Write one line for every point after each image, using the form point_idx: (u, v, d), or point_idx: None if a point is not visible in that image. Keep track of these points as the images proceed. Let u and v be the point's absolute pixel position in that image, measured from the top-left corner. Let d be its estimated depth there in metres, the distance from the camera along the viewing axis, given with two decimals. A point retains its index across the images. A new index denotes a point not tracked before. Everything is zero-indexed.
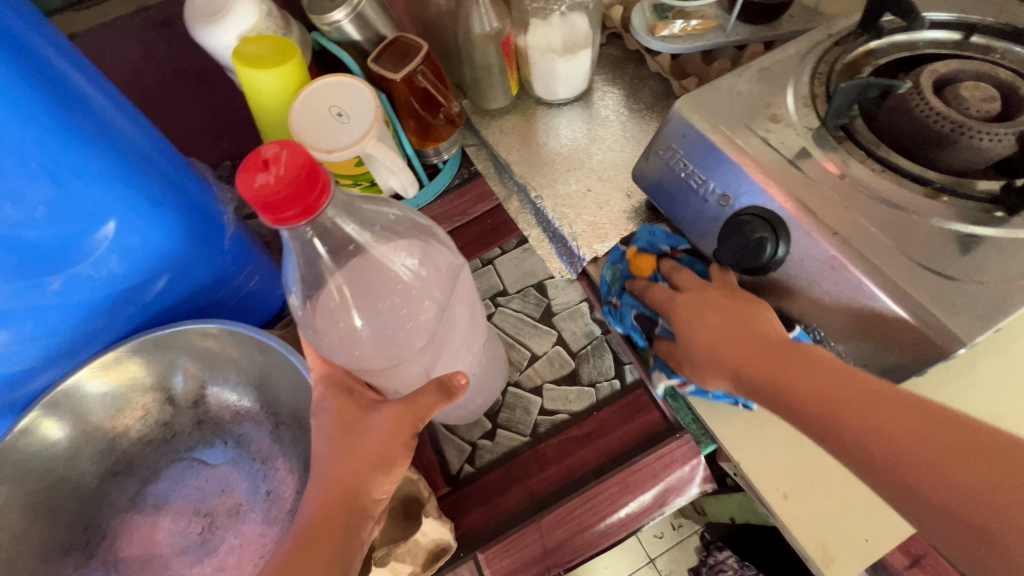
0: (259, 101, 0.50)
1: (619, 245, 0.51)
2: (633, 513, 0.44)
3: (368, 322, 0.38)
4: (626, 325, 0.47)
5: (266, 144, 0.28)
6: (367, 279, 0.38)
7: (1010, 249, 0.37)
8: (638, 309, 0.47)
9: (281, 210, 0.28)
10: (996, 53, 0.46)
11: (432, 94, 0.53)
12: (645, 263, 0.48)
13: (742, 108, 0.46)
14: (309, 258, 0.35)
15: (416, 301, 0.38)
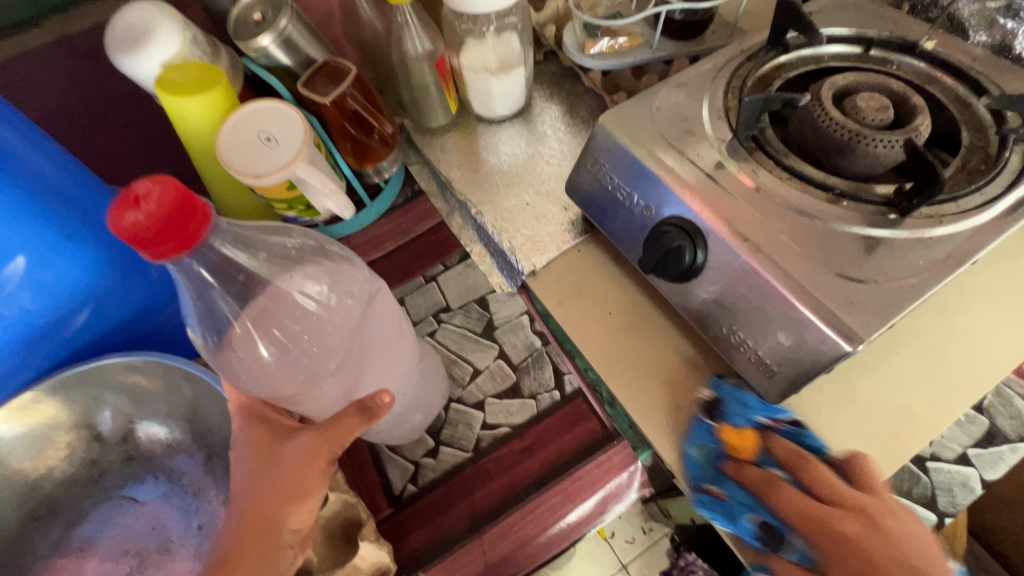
0: (187, 127, 0.49)
1: (703, 415, 0.44)
2: (574, 522, 0.45)
3: (273, 349, 0.39)
4: (756, 525, 0.41)
5: (138, 181, 0.29)
6: (272, 308, 0.39)
7: (904, 249, 0.40)
8: (761, 517, 0.41)
9: (157, 245, 0.30)
10: (894, 64, 0.49)
11: (364, 117, 0.54)
12: (742, 441, 0.42)
13: (661, 124, 0.48)
14: (201, 287, 0.36)
15: (323, 325, 0.40)
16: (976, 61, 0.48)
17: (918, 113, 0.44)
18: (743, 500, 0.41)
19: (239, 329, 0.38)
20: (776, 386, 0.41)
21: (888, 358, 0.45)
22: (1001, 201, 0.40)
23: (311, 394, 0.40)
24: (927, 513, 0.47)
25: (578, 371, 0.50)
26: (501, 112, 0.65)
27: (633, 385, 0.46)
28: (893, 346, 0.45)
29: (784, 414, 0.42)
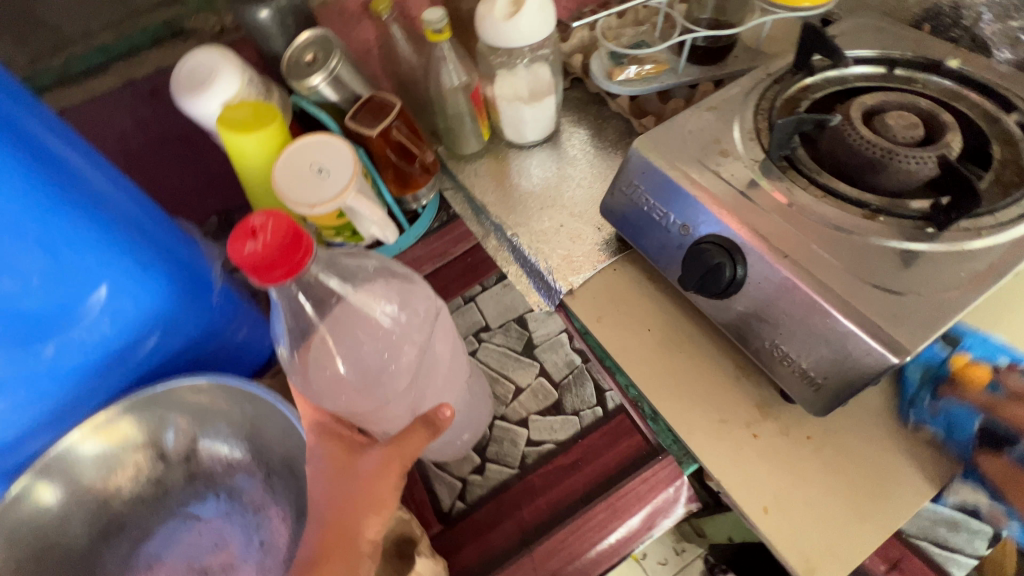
0: (244, 162, 0.53)
1: (940, 342, 0.46)
2: (621, 538, 0.45)
3: (350, 366, 0.41)
4: (950, 426, 0.43)
5: (255, 214, 0.32)
6: (350, 326, 0.41)
7: (943, 261, 0.40)
8: (982, 420, 0.42)
9: (268, 271, 0.32)
10: (919, 82, 0.51)
11: (407, 146, 0.57)
12: (973, 373, 0.44)
13: (693, 145, 0.49)
14: (295, 309, 0.38)
15: (397, 343, 0.41)
16: (1000, 77, 0.49)
17: (949, 130, 0.45)
18: (960, 416, 0.43)
19: (319, 345, 0.40)
20: (821, 399, 0.42)
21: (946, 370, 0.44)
22: None
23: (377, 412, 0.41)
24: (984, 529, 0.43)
25: (620, 388, 0.51)
26: (532, 137, 0.68)
27: (676, 399, 0.47)
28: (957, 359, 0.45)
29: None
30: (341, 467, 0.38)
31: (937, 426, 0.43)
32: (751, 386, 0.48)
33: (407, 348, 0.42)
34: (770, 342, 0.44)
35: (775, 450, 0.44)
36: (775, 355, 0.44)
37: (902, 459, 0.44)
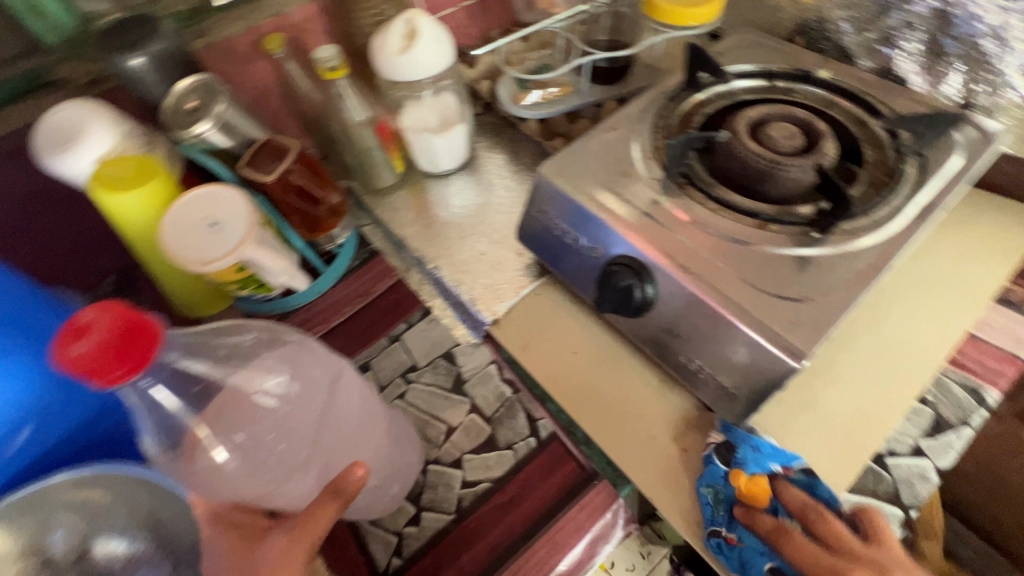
0: (129, 221, 0.49)
1: (716, 456, 0.44)
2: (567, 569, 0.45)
3: (233, 452, 0.39)
4: (755, 573, 0.40)
5: (82, 314, 0.32)
6: (229, 408, 0.40)
7: (832, 263, 0.43)
8: (773, 562, 0.40)
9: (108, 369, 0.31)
10: (796, 93, 0.54)
11: (310, 190, 0.55)
12: (754, 488, 0.42)
13: (597, 168, 0.50)
14: (154, 405, 0.37)
15: (290, 416, 0.42)
16: (866, 84, 0.53)
17: (824, 138, 0.48)
18: (758, 550, 0.41)
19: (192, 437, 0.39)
20: (735, 407, 0.43)
21: (829, 370, 0.48)
22: (906, 210, 0.44)
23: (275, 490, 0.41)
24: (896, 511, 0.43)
25: (552, 415, 0.50)
26: (447, 166, 0.67)
27: (605, 420, 0.48)
28: (837, 362, 0.48)
29: (795, 463, 0.43)
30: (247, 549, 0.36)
31: (732, 568, 0.41)
32: (676, 398, 0.48)
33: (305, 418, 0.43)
34: (685, 356, 0.45)
35: (705, 461, 0.45)
36: (691, 367, 0.45)
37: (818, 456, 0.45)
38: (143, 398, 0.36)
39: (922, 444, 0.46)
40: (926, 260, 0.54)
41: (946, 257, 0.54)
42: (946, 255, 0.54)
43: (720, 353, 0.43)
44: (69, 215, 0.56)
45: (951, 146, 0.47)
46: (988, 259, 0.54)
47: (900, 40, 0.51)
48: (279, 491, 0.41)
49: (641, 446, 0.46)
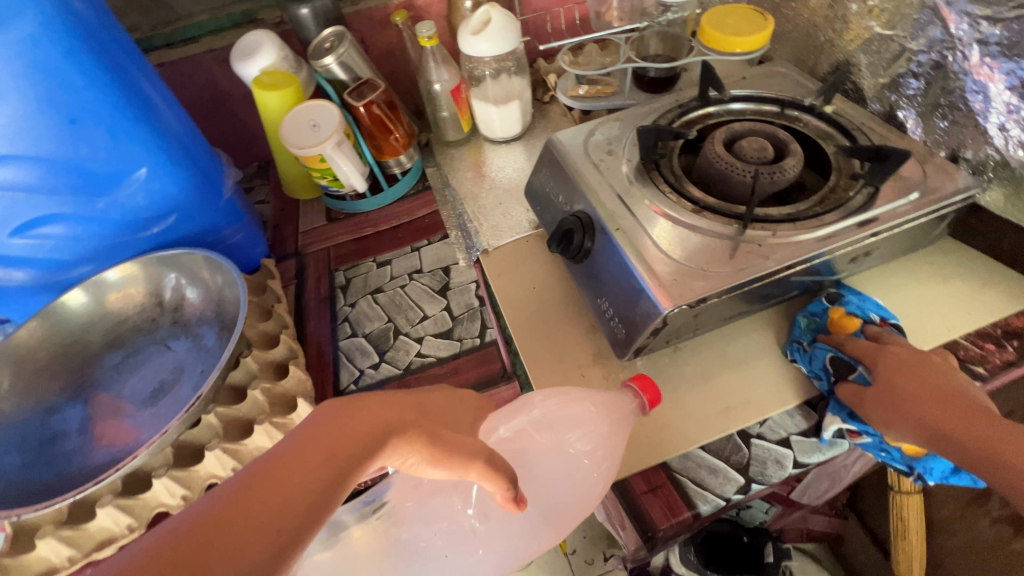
0: (267, 113, 0.72)
1: (825, 298, 0.53)
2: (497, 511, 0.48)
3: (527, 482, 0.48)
4: (817, 369, 0.50)
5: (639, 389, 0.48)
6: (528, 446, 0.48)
7: (745, 251, 0.49)
8: (833, 354, 0.49)
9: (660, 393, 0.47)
10: (799, 123, 0.59)
11: (385, 121, 0.74)
12: (846, 321, 0.50)
13: (591, 146, 0.61)
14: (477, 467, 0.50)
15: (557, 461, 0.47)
16: (863, 124, 0.57)
17: (791, 156, 0.53)
18: (822, 351, 0.50)
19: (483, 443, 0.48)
20: (626, 345, 0.52)
21: (724, 359, 0.53)
22: (832, 226, 0.48)
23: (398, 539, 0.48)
24: (737, 477, 0.47)
25: (498, 328, 0.63)
26: (502, 135, 0.82)
27: (531, 339, 0.58)
28: (739, 357, 0.53)
29: (895, 318, 0.51)
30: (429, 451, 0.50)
31: (808, 367, 0.51)
32: (594, 340, 0.57)
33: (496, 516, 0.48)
34: (604, 305, 0.54)
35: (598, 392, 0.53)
36: (604, 311, 0.54)
37: (702, 423, 0.49)
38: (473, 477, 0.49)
39: (792, 439, 0.49)
40: (879, 293, 0.54)
41: (900, 295, 0.54)
42: (901, 294, 0.54)
43: (622, 301, 0.51)
44: (241, 108, 0.82)
45: (911, 186, 0.50)
46: (951, 310, 0.52)
47: (905, 88, 0.55)
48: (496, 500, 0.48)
49: (558, 364, 0.56)
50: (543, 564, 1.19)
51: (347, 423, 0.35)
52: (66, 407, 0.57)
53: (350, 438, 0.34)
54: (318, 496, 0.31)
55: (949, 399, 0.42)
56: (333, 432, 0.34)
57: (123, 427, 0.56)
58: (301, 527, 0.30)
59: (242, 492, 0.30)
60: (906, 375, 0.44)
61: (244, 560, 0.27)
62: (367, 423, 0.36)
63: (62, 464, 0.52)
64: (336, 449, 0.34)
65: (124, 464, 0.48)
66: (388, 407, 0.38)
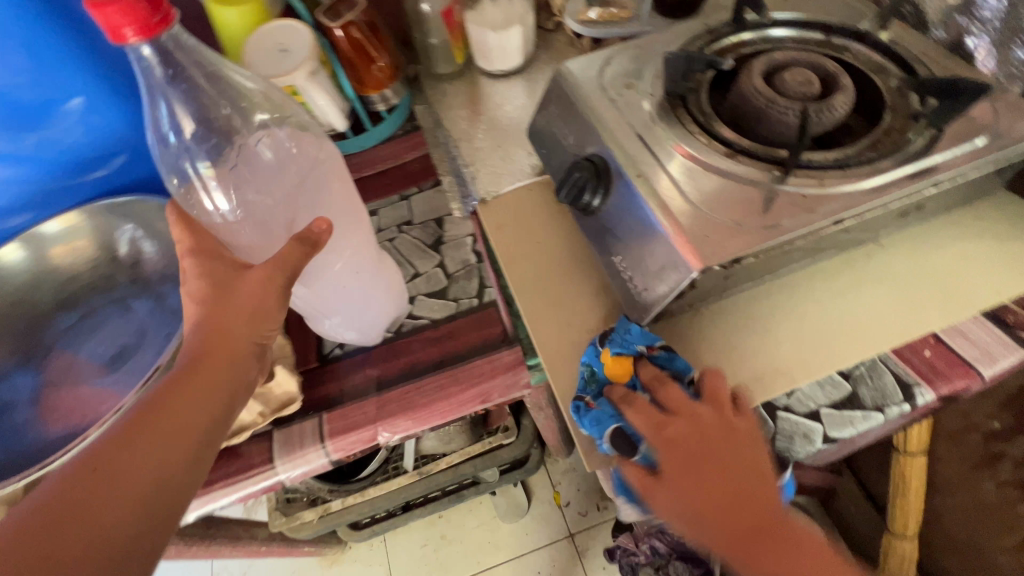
0: (226, 35, 0.61)
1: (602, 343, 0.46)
2: (257, 229, 0.44)
3: (245, 205, 0.44)
4: (602, 434, 0.43)
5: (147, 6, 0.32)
6: (251, 168, 0.44)
7: (789, 203, 0.42)
8: (618, 425, 0.43)
9: (120, 23, 0.32)
10: (848, 52, 0.51)
11: (366, 47, 0.64)
12: (618, 367, 0.44)
13: (605, 79, 0.53)
14: (254, 165, 0.44)
15: (294, 159, 0.45)
16: (923, 53, 0.49)
17: (841, 92, 0.46)
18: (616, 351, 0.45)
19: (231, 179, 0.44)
20: (644, 310, 0.46)
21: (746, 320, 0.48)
22: (889, 174, 0.42)
23: (256, 237, 0.44)
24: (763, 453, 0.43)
25: (498, 287, 0.57)
26: (500, 67, 0.72)
27: (537, 299, 0.52)
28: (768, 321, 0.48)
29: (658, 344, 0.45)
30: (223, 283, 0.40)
31: (593, 430, 0.43)
32: (606, 302, 0.51)
33: (314, 205, 0.45)
34: (619, 263, 0.48)
35: None
36: (618, 270, 0.48)
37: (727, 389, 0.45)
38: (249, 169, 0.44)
39: (822, 411, 0.44)
40: (904, 269, 0.48)
41: (941, 261, 0.48)
42: (938, 265, 0.48)
43: (642, 259, 0.45)
44: (199, 30, 0.71)
45: (979, 129, 0.43)
46: (998, 268, 0.47)
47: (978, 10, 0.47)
48: (248, 235, 0.44)
49: (567, 328, 0.50)
50: (538, 517, 1.20)
51: (188, 381, 0.37)
52: (15, 374, 0.51)
53: (219, 356, 0.39)
54: (188, 449, 0.36)
55: (741, 504, 0.40)
56: (178, 396, 0.37)
57: (81, 396, 0.50)
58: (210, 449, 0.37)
59: (125, 445, 0.35)
60: (711, 468, 0.40)
61: (146, 479, 0.34)
62: (232, 328, 0.39)
63: (10, 439, 0.47)
64: (205, 378, 0.38)
65: (74, 444, 0.43)
66: (226, 304, 0.39)
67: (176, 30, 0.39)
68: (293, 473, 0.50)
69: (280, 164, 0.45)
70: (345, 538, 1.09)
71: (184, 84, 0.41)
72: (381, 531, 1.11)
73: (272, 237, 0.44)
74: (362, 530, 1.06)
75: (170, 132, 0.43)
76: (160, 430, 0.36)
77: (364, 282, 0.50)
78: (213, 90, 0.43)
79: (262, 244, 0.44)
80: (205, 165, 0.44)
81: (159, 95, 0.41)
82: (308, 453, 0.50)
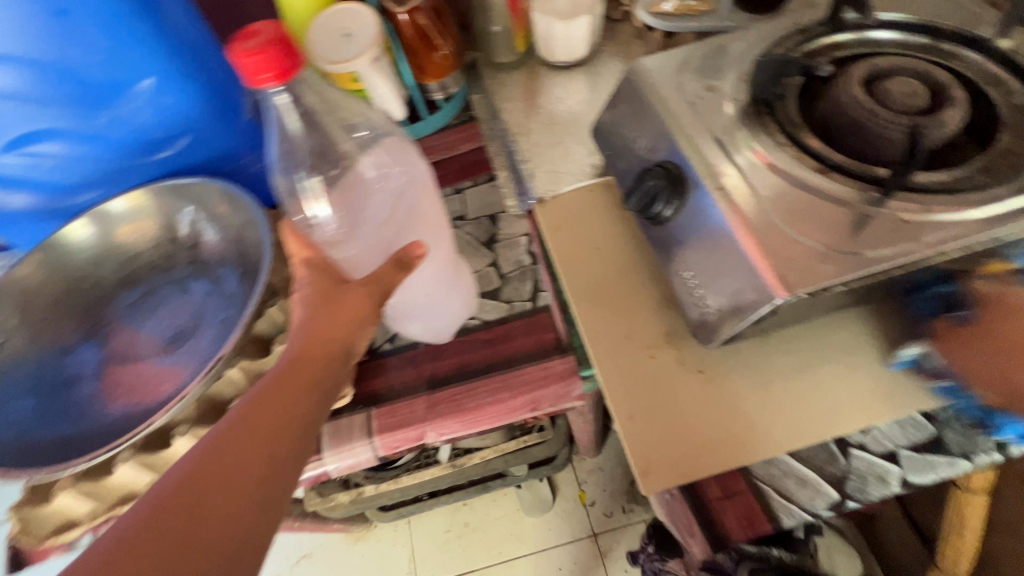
0: (291, 18, 0.60)
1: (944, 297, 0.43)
2: (360, 247, 0.41)
3: (347, 216, 0.42)
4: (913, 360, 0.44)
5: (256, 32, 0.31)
6: (350, 186, 0.42)
7: (887, 228, 0.39)
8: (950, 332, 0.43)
9: (265, 70, 0.31)
10: (958, 61, 0.46)
11: (429, 34, 0.62)
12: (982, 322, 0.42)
13: (685, 78, 0.50)
14: (357, 179, 0.42)
15: (391, 177, 0.43)
16: None
17: (951, 106, 0.42)
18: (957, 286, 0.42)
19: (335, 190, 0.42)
20: (713, 331, 0.44)
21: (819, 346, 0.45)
22: (1004, 203, 0.38)
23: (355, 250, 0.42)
24: (831, 492, 0.41)
25: (552, 291, 0.55)
26: (563, 58, 0.69)
27: (594, 309, 0.50)
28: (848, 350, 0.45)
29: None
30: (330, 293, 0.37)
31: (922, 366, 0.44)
32: (668, 317, 0.49)
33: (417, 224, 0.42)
34: (687, 278, 0.45)
35: (671, 377, 0.46)
36: (684, 284, 0.46)
37: (797, 421, 0.43)
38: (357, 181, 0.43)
39: (900, 453, 0.42)
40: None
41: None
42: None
43: (717, 277, 0.42)
44: (260, 10, 0.70)
45: None
46: None
47: None
48: (349, 251, 0.41)
49: (628, 343, 0.48)
50: (562, 514, 1.19)
51: (281, 393, 0.34)
52: (81, 348, 0.52)
53: (313, 362, 0.36)
54: (275, 469, 0.32)
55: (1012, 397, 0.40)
56: (273, 408, 0.34)
57: (141, 374, 0.51)
58: (305, 452, 0.34)
59: (224, 451, 0.31)
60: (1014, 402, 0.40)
61: (233, 508, 0.30)
62: (330, 332, 0.37)
63: (74, 411, 0.48)
64: (301, 382, 0.35)
65: (140, 428, 0.44)
66: (333, 315, 0.37)
67: (307, 75, 0.39)
68: (339, 465, 0.51)
69: (386, 178, 0.43)
70: (371, 518, 1.10)
71: (307, 119, 0.40)
72: (407, 514, 1.13)
73: (372, 257, 0.41)
74: (389, 512, 1.08)
75: (287, 153, 0.42)
76: (258, 432, 0.33)
77: (445, 287, 0.48)
78: (331, 123, 0.42)
79: (360, 258, 0.41)
80: (310, 182, 0.42)
81: (282, 124, 0.40)
82: (355, 447, 0.50)
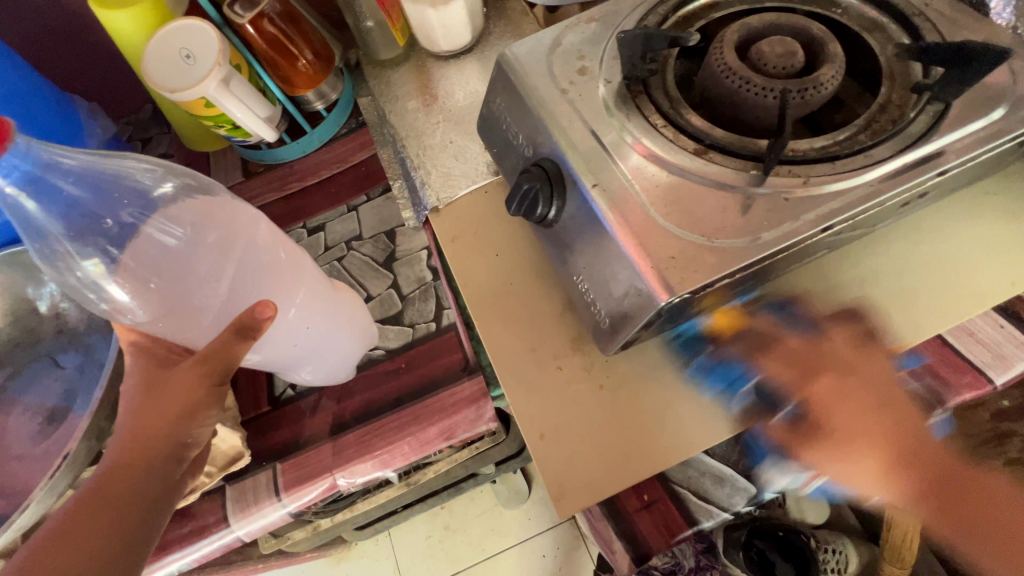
0: (125, 42, 0.54)
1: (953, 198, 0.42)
2: (193, 319, 0.38)
3: (162, 288, 0.38)
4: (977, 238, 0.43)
5: None
6: (152, 261, 0.38)
7: (769, 207, 0.36)
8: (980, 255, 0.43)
9: None
10: (837, 8, 0.43)
11: (286, 43, 0.56)
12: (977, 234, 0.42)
13: (557, 62, 0.45)
14: (156, 247, 0.38)
15: (200, 234, 0.39)
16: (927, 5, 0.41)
17: (828, 62, 0.38)
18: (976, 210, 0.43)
19: (134, 267, 0.38)
20: (610, 337, 0.41)
21: (727, 333, 0.43)
22: (888, 163, 0.36)
23: (185, 321, 0.38)
24: None
25: (456, 308, 0.52)
26: (447, 47, 0.64)
27: (497, 324, 0.47)
28: (755, 332, 0.43)
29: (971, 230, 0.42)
30: (162, 374, 0.37)
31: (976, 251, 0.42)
32: (573, 322, 0.46)
33: (255, 281, 0.40)
34: (581, 282, 0.42)
35: (577, 388, 0.43)
36: (579, 287, 0.43)
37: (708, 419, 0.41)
38: (156, 247, 0.38)
39: None
40: (876, 268, 0.43)
41: (924, 267, 0.43)
42: (917, 270, 0.43)
43: (608, 279, 0.39)
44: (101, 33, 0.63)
45: (994, 100, 0.37)
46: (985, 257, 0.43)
47: None
48: (179, 328, 0.39)
49: (535, 358, 0.45)
50: (539, 502, 1.19)
51: (107, 494, 0.34)
52: None
53: (136, 465, 0.35)
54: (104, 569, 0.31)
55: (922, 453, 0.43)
56: (97, 512, 0.33)
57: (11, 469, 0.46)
58: (122, 564, 0.32)
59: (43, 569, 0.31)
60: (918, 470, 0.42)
61: None
62: (155, 429, 0.36)
63: None
64: (123, 489, 0.34)
65: None
66: (158, 404, 0.36)
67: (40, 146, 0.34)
68: (251, 528, 0.47)
69: (193, 237, 0.39)
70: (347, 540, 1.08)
71: (56, 193, 0.35)
72: (383, 529, 1.10)
73: (210, 326, 0.39)
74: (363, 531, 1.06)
75: (40, 234, 0.37)
76: (64, 559, 0.31)
77: (327, 327, 0.44)
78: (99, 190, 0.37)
79: (190, 331, 0.39)
80: (93, 264, 0.38)
81: (19, 206, 0.34)
82: (263, 507, 0.47)
